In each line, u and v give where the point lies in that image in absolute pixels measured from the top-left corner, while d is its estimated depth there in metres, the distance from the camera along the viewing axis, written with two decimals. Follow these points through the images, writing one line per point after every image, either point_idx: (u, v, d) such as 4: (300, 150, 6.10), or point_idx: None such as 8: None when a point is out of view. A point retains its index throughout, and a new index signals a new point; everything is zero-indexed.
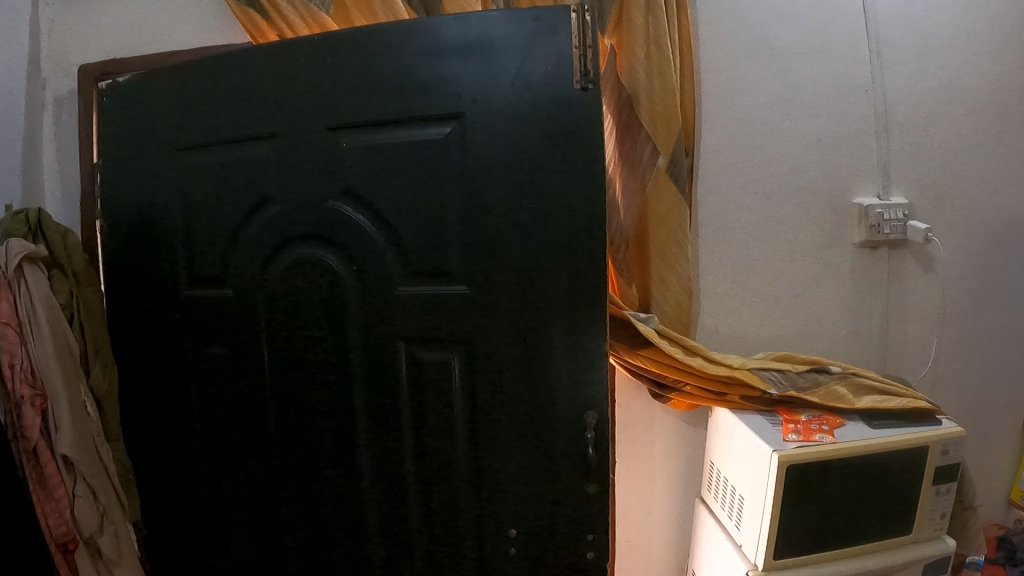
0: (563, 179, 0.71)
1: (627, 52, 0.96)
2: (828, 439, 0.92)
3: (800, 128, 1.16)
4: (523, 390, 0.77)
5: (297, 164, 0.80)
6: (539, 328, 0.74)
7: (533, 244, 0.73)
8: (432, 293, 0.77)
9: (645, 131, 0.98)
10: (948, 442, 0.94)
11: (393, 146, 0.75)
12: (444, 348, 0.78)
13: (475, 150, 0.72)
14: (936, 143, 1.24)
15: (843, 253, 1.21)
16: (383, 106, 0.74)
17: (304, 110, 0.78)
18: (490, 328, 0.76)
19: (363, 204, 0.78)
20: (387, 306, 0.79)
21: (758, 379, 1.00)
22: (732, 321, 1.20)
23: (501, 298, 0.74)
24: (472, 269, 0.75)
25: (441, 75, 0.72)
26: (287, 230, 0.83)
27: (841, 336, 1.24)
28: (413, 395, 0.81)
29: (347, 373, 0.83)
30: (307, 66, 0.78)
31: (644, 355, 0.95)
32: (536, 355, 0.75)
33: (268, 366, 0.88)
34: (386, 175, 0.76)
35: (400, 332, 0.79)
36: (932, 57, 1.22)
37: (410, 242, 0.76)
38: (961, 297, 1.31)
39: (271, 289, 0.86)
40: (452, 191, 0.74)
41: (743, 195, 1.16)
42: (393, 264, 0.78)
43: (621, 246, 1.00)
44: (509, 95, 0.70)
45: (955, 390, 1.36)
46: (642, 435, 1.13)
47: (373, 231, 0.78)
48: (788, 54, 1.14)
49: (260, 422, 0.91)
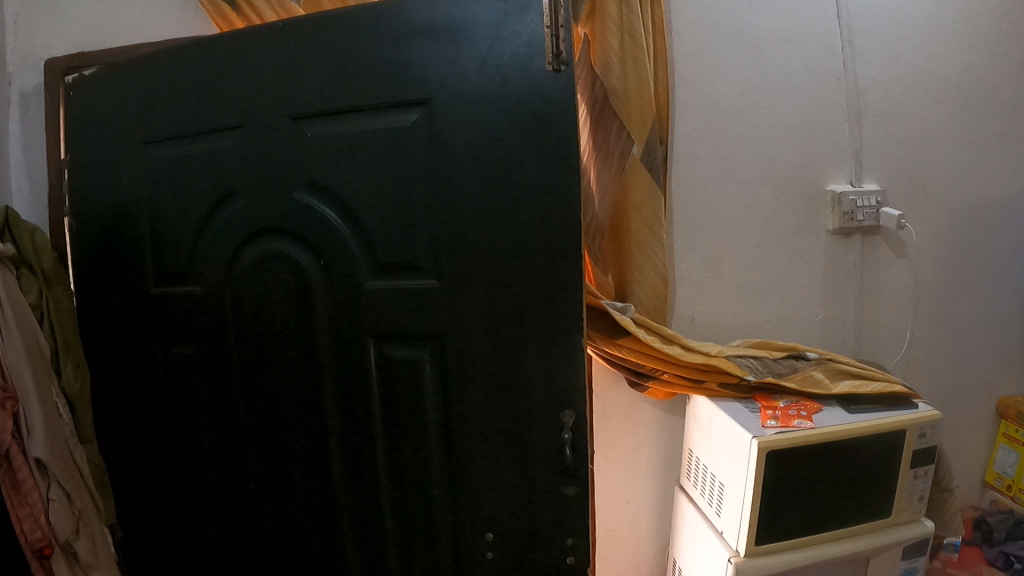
0: (533, 167, 0.70)
1: (600, 41, 0.96)
2: (807, 424, 0.92)
3: (773, 116, 1.16)
4: (498, 385, 0.75)
5: (265, 155, 0.79)
6: (513, 320, 0.73)
7: (503, 234, 0.72)
8: (403, 286, 0.76)
9: (619, 121, 0.98)
10: (924, 425, 0.95)
11: (361, 134, 0.74)
12: (415, 342, 0.78)
13: (446, 139, 0.71)
14: (907, 131, 1.25)
15: (818, 240, 1.22)
16: (352, 94, 0.73)
17: (271, 101, 0.77)
18: (462, 321, 0.75)
19: (330, 197, 0.77)
20: (355, 303, 0.78)
21: (735, 366, 1.00)
22: (710, 309, 1.20)
23: (473, 290, 0.73)
24: (441, 262, 0.74)
25: (409, 62, 0.71)
26: (257, 223, 0.82)
27: (817, 323, 1.26)
28: (386, 391, 0.80)
29: (318, 369, 0.82)
30: (273, 55, 0.77)
31: (624, 345, 0.95)
32: (510, 349, 0.74)
33: (241, 361, 0.87)
34: (354, 166, 0.75)
35: (369, 328, 0.78)
36: (903, 44, 1.23)
37: (378, 237, 0.75)
38: (934, 282, 1.33)
39: (241, 282, 0.85)
40: (422, 180, 0.73)
41: (717, 184, 1.16)
42: (360, 259, 0.77)
43: (596, 236, 1.01)
44: (479, 80, 0.69)
45: (930, 375, 1.38)
46: (621, 425, 1.14)
47: (341, 226, 0.77)
48: (760, 42, 1.14)
49: (236, 419, 0.90)
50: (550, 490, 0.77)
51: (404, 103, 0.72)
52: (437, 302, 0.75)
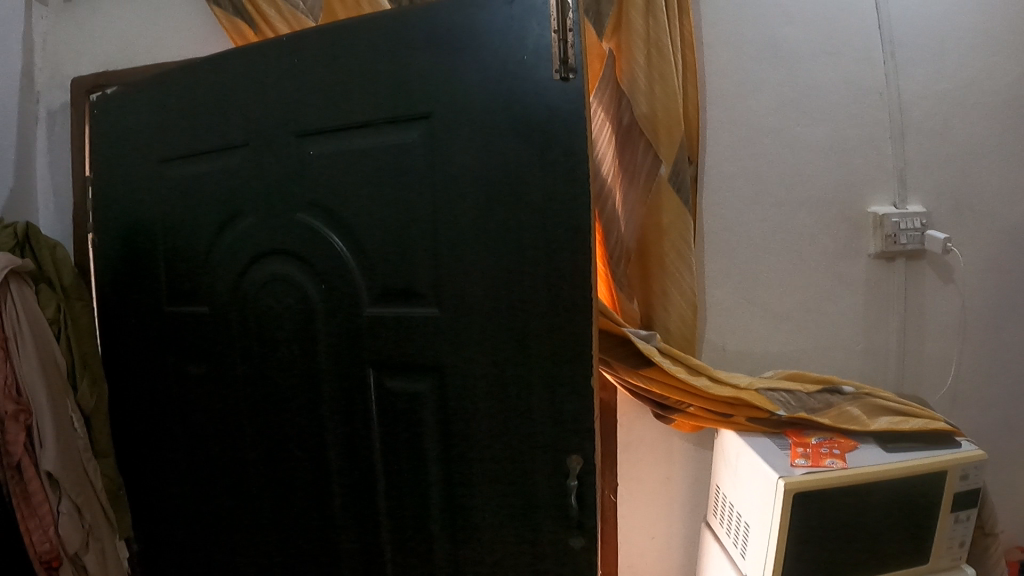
0: (539, 186, 0.65)
1: (626, 57, 0.92)
2: (839, 464, 0.86)
3: (810, 134, 1.11)
4: (504, 419, 0.71)
5: (268, 174, 0.77)
6: (519, 352, 0.69)
7: (509, 261, 0.67)
8: (402, 314, 0.72)
9: (645, 139, 0.93)
10: (968, 466, 0.89)
11: (360, 152, 0.71)
12: (418, 374, 0.74)
13: (452, 157, 0.67)
14: (955, 149, 1.18)
15: (857, 264, 1.16)
16: (356, 108, 0.70)
17: (276, 116, 0.75)
18: (467, 351, 0.70)
19: (332, 217, 0.74)
20: (356, 330, 0.75)
21: (766, 399, 0.93)
22: (741, 335, 1.14)
23: (477, 317, 0.69)
24: (443, 289, 0.70)
25: (416, 75, 0.67)
26: (261, 244, 0.80)
27: (856, 352, 1.19)
28: (387, 421, 0.76)
29: (320, 395, 0.80)
30: (279, 69, 0.74)
31: (647, 375, 0.90)
32: (517, 381, 0.69)
33: (246, 384, 0.85)
34: (356, 185, 0.72)
35: (369, 356, 0.75)
36: (950, 58, 1.16)
37: (379, 260, 0.72)
38: (982, 310, 1.25)
39: (246, 303, 0.83)
40: (426, 200, 0.69)
41: (750, 205, 1.10)
42: (360, 284, 0.74)
43: (621, 260, 0.95)
44: (486, 93, 0.65)
45: (978, 408, 1.30)
46: (646, 456, 1.08)
47: (346, 250, 0.74)
48: (796, 55, 1.09)
49: (242, 443, 0.87)
50: (555, 538, 0.72)
51: (405, 116, 0.68)
52: (438, 332, 0.71)
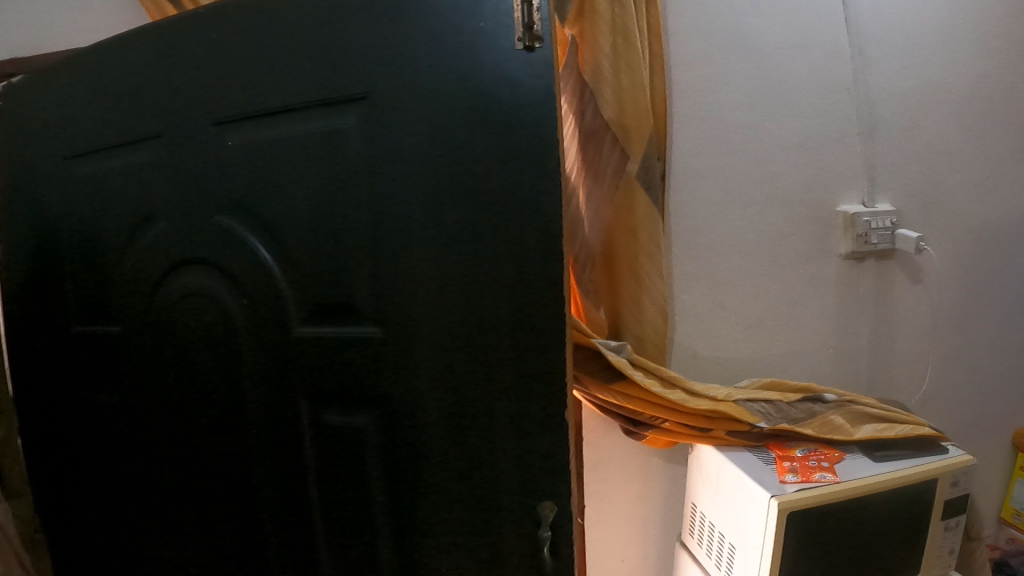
0: (498, 175, 0.57)
1: (590, 45, 0.84)
2: (829, 478, 0.80)
3: (779, 130, 1.05)
4: (465, 444, 0.63)
5: (183, 170, 0.69)
6: (479, 367, 0.61)
7: (467, 262, 0.59)
8: (335, 335, 0.65)
9: (611, 133, 0.86)
10: (958, 472, 0.85)
11: (290, 141, 0.63)
12: (361, 401, 0.65)
13: (395, 146, 0.59)
14: (922, 146, 1.15)
15: (829, 265, 1.11)
16: (286, 89, 0.62)
17: (195, 102, 0.66)
18: (417, 371, 0.62)
19: (254, 219, 0.67)
20: (284, 351, 0.67)
21: (745, 412, 0.87)
22: (712, 342, 1.07)
23: (429, 331, 0.61)
24: (384, 303, 0.62)
25: (355, 50, 0.59)
26: (177, 252, 0.71)
27: (828, 356, 1.14)
28: (331, 448, 0.68)
29: (245, 421, 0.71)
30: (199, 47, 0.65)
31: (618, 391, 0.83)
32: (478, 401, 0.61)
33: (165, 409, 0.76)
34: (293, 179, 0.64)
35: (299, 380, 0.67)
36: (916, 54, 1.13)
37: (308, 270, 0.64)
38: (950, 309, 1.22)
39: (163, 318, 0.74)
40: (365, 195, 0.61)
41: (720, 204, 1.04)
42: (287, 298, 0.66)
43: (587, 265, 0.88)
44: (435, 70, 0.57)
45: (948, 411, 1.27)
46: (616, 476, 0.99)
47: (274, 263, 0.67)
48: (764, 49, 1.03)
49: (167, 478, 0.78)
50: None
51: (340, 99, 0.60)
52: (378, 354, 0.63)
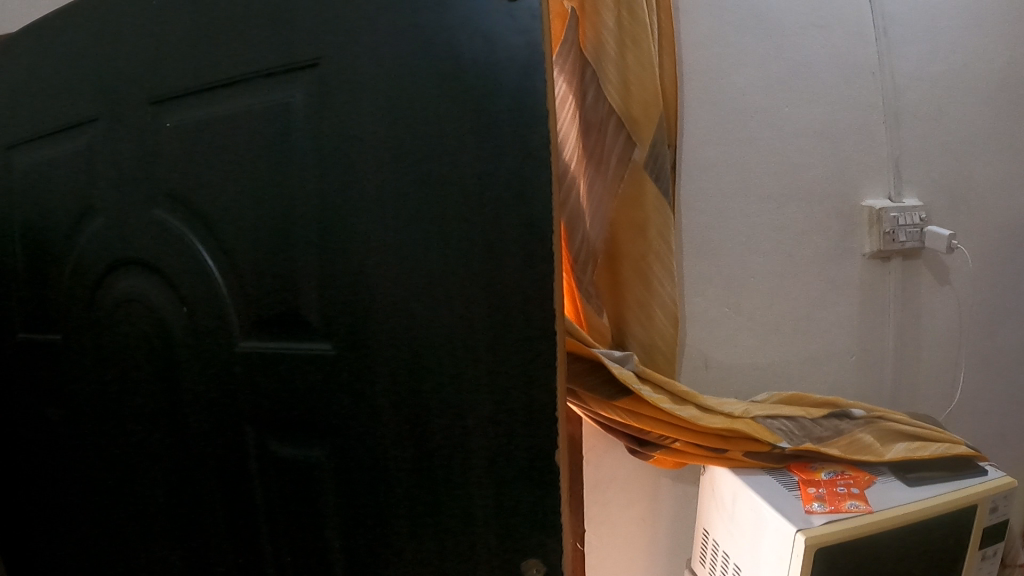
0: (470, 153, 0.48)
1: (592, 18, 0.75)
2: (862, 509, 0.71)
3: (797, 116, 0.95)
4: (437, 474, 0.53)
5: (118, 160, 0.64)
6: (450, 387, 0.51)
7: (439, 261, 0.50)
8: (281, 349, 0.59)
9: (616, 117, 0.77)
10: (999, 497, 0.77)
11: (230, 120, 0.57)
12: (326, 425, 0.57)
13: (349, 124, 0.51)
14: (949, 137, 1.05)
15: (852, 266, 1.00)
16: (234, 57, 0.56)
17: (135, 79, 0.61)
18: (381, 392, 0.53)
19: (190, 212, 0.61)
20: (224, 367, 0.62)
21: (765, 430, 0.78)
22: (725, 346, 0.95)
23: (398, 344, 0.52)
24: (336, 315, 0.55)
25: (307, 11, 0.52)
26: (114, 250, 0.66)
27: (851, 366, 1.02)
28: (284, 476, 0.62)
29: (187, 434, 0.66)
30: (139, 17, 0.60)
31: (623, 407, 0.74)
32: (450, 425, 0.52)
33: (102, 419, 0.71)
34: (238, 166, 0.57)
35: (244, 392, 0.62)
36: (942, 36, 1.03)
37: (249, 273, 0.59)
38: (980, 314, 1.11)
39: (104, 321, 0.70)
40: (315, 181, 0.54)
41: (734, 194, 0.93)
42: (230, 307, 0.61)
43: (588, 265, 0.77)
44: (399, 31, 0.49)
45: (978, 427, 1.15)
46: (618, 497, 0.89)
47: (216, 268, 0.61)
48: (783, 27, 0.93)
49: (119, 496, 0.72)
50: None
51: (286, 68, 0.54)
52: (336, 374, 0.56)
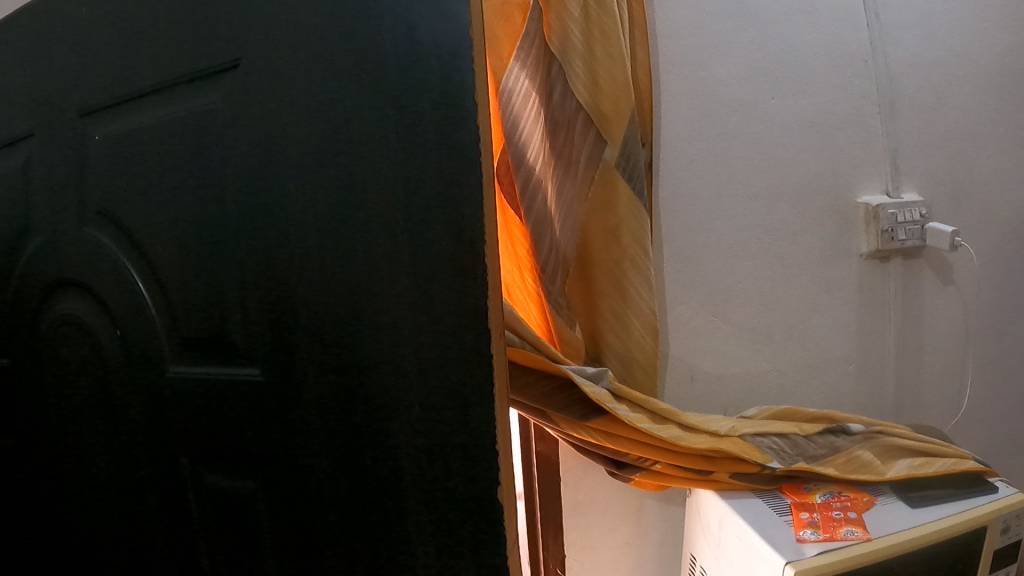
0: (398, 158, 0.42)
1: (557, 8, 0.70)
2: (859, 535, 0.65)
3: (785, 110, 0.89)
4: (372, 518, 0.47)
5: (49, 174, 0.59)
6: (382, 419, 0.45)
7: (366, 280, 0.44)
8: (212, 375, 0.53)
9: (584, 113, 0.71)
10: (1011, 516, 0.70)
11: (154, 130, 0.52)
12: (258, 459, 0.52)
13: (272, 130, 0.46)
14: (950, 126, 0.99)
15: (848, 268, 0.93)
16: (153, 61, 0.50)
17: (63, 90, 0.56)
18: (312, 423, 0.48)
19: (117, 229, 0.55)
20: (159, 395, 0.57)
21: (752, 449, 0.72)
22: (712, 358, 0.89)
23: (326, 373, 0.46)
24: (265, 341, 0.49)
25: (222, 5, 0.46)
26: (49, 271, 0.61)
27: (850, 373, 0.95)
28: (223, 513, 0.56)
29: (126, 468, 0.61)
30: (61, 20, 0.55)
31: (596, 428, 0.68)
32: (382, 462, 0.46)
33: (46, 449, 0.67)
34: (160, 179, 0.51)
35: (178, 425, 0.56)
36: (939, 20, 0.97)
37: (175, 295, 0.53)
38: (990, 315, 1.04)
39: (45, 347, 0.65)
40: (240, 197, 0.48)
41: (720, 193, 0.87)
42: (160, 332, 0.56)
43: (557, 275, 0.70)
44: (317, 20, 0.43)
45: (992, 438, 1.07)
46: (602, 521, 0.83)
47: (145, 291, 0.55)
48: (767, 14, 0.87)
49: (64, 526, 0.68)
50: None
51: (206, 72, 0.48)
52: (263, 403, 0.50)
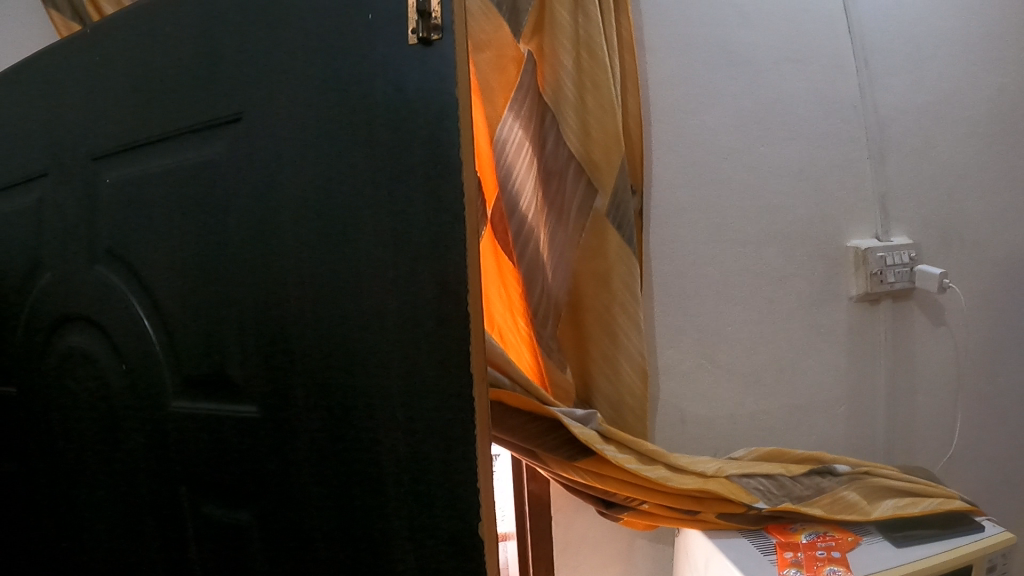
0: (381, 211, 0.44)
1: (550, 62, 0.74)
2: (841, 573, 0.67)
3: (774, 156, 0.92)
4: (357, 564, 0.48)
5: (61, 214, 0.62)
6: (367, 464, 0.46)
7: (352, 327, 0.46)
8: (210, 412, 0.55)
9: (575, 162, 0.74)
10: (995, 556, 0.71)
11: (162, 175, 0.55)
12: (251, 500, 0.54)
13: (270, 181, 0.49)
14: (938, 170, 1.01)
15: (837, 311, 0.95)
16: (163, 112, 0.53)
17: (77, 136, 0.59)
18: (302, 465, 0.50)
19: (126, 268, 0.58)
20: (161, 430, 0.59)
21: (738, 490, 0.74)
22: (702, 400, 0.90)
23: (314, 415, 0.49)
24: (261, 382, 0.52)
25: (231, 65, 0.50)
26: (61, 305, 0.64)
27: (840, 416, 0.97)
28: (214, 547, 0.58)
29: (127, 498, 0.63)
30: (79, 72, 0.58)
31: (585, 468, 0.70)
32: (371, 508, 0.47)
33: (51, 478, 0.69)
34: (168, 223, 0.54)
35: (177, 458, 0.58)
36: (927, 66, 1.00)
37: (179, 334, 0.56)
38: (981, 357, 1.05)
39: (52, 377, 0.67)
40: (242, 246, 0.51)
41: (710, 237, 0.89)
42: (162, 368, 0.58)
43: (548, 319, 0.73)
44: (312, 80, 0.46)
45: (984, 480, 1.07)
46: (593, 559, 0.84)
47: (150, 328, 0.58)
48: (756, 64, 0.90)
49: (64, 559, 0.70)
50: None
51: (211, 124, 0.51)
52: (257, 443, 0.52)
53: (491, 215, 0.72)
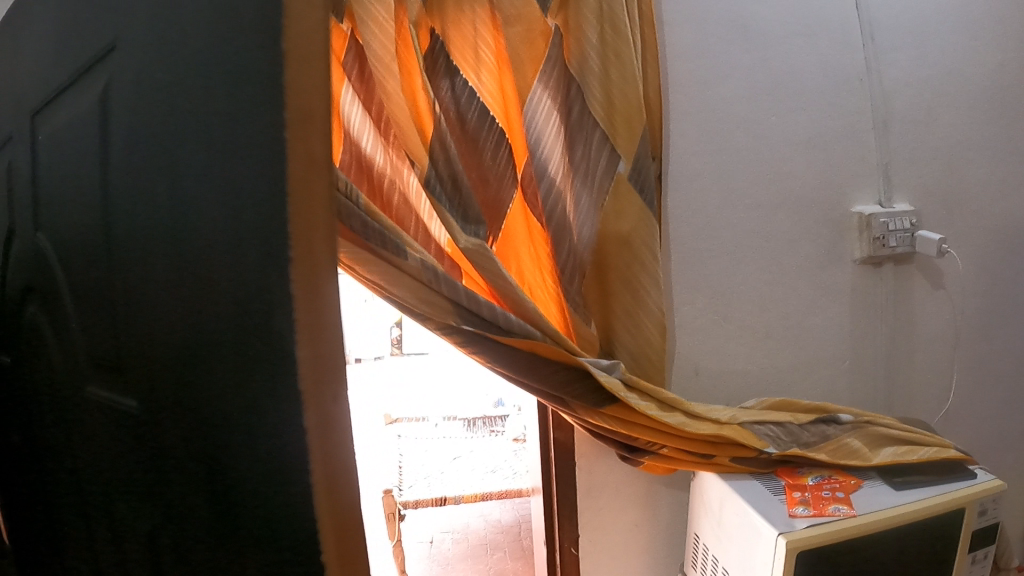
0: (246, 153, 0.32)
1: (575, 34, 0.78)
2: (844, 511, 0.73)
3: (784, 126, 0.96)
4: None
5: None
6: (236, 480, 0.36)
7: (218, 296, 0.34)
8: (94, 400, 0.42)
9: (600, 129, 0.79)
10: (987, 500, 0.77)
11: (48, 110, 0.43)
12: (135, 494, 0.42)
13: (133, 111, 0.37)
14: (939, 139, 1.05)
15: (843, 273, 1.01)
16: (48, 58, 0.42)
17: None
18: (178, 472, 0.38)
19: (18, 218, 0.46)
20: (45, 424, 0.46)
21: (751, 436, 0.80)
22: (714, 354, 0.96)
23: (186, 410, 0.37)
24: (136, 369, 0.39)
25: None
26: None
27: (844, 370, 1.03)
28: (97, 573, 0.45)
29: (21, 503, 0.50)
30: None
31: (610, 414, 0.76)
32: (232, 544, 0.37)
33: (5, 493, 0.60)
34: (50, 164, 0.43)
35: (62, 455, 0.45)
36: (932, 40, 1.03)
37: (67, 292, 0.42)
38: (976, 318, 1.10)
39: None
40: (123, 171, 0.38)
41: (723, 202, 0.94)
42: (55, 341, 0.44)
43: (575, 277, 0.77)
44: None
45: (975, 433, 1.14)
46: (613, 502, 0.90)
47: (40, 284, 0.44)
48: (768, 38, 0.95)
49: None
50: None
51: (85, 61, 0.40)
52: (130, 440, 0.41)
53: (522, 177, 0.78)
